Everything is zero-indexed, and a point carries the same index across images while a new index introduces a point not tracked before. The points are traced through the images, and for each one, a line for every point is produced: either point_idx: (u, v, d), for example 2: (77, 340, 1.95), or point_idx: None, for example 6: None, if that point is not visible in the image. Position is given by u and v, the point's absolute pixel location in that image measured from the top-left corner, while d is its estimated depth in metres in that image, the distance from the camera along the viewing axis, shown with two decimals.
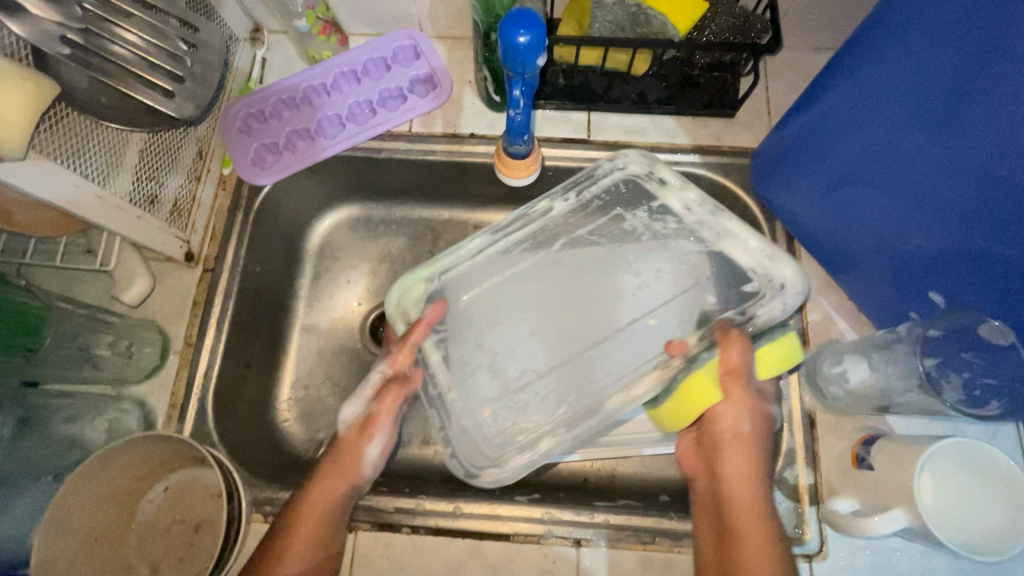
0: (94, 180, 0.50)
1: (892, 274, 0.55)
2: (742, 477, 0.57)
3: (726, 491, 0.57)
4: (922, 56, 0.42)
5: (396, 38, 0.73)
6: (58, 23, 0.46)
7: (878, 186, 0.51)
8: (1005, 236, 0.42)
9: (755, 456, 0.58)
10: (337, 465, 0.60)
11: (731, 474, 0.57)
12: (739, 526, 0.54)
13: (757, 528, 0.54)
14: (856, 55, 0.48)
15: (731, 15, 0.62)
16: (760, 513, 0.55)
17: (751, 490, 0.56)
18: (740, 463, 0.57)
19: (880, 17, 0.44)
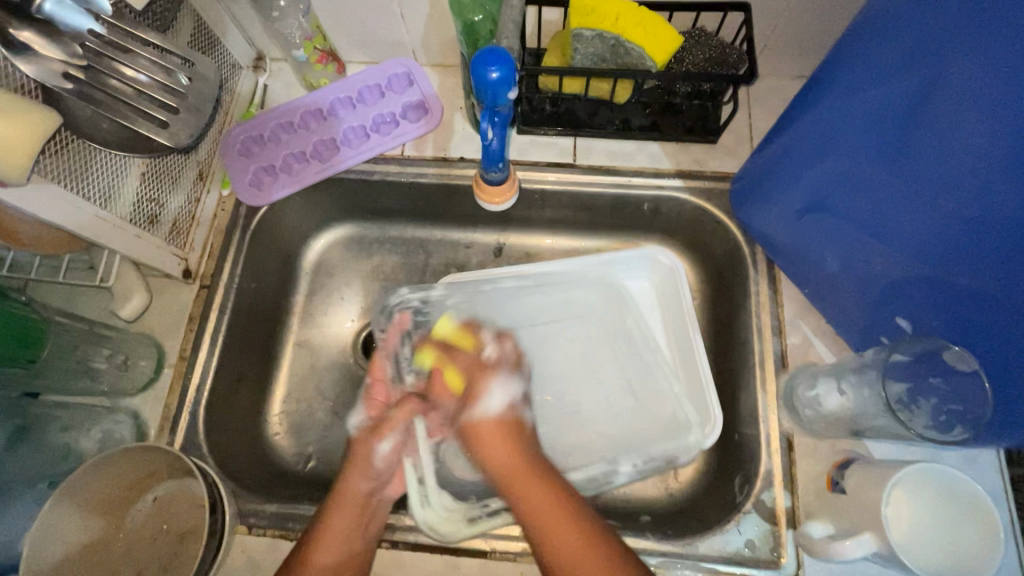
0: (95, 203, 0.54)
1: (861, 299, 0.56)
2: (557, 528, 0.52)
3: (545, 544, 0.52)
4: (873, 91, 0.45)
5: (391, 66, 0.77)
6: (62, 61, 0.47)
7: (843, 215, 0.53)
8: (955, 264, 0.44)
9: (542, 486, 0.56)
10: (338, 505, 0.59)
11: (538, 502, 0.55)
12: (566, 558, 0.51)
13: (583, 549, 0.51)
14: (823, 85, 0.50)
15: (709, 47, 0.64)
16: (558, 501, 0.54)
17: (569, 517, 0.53)
18: (546, 518, 0.53)
19: (842, 53, 0.47)
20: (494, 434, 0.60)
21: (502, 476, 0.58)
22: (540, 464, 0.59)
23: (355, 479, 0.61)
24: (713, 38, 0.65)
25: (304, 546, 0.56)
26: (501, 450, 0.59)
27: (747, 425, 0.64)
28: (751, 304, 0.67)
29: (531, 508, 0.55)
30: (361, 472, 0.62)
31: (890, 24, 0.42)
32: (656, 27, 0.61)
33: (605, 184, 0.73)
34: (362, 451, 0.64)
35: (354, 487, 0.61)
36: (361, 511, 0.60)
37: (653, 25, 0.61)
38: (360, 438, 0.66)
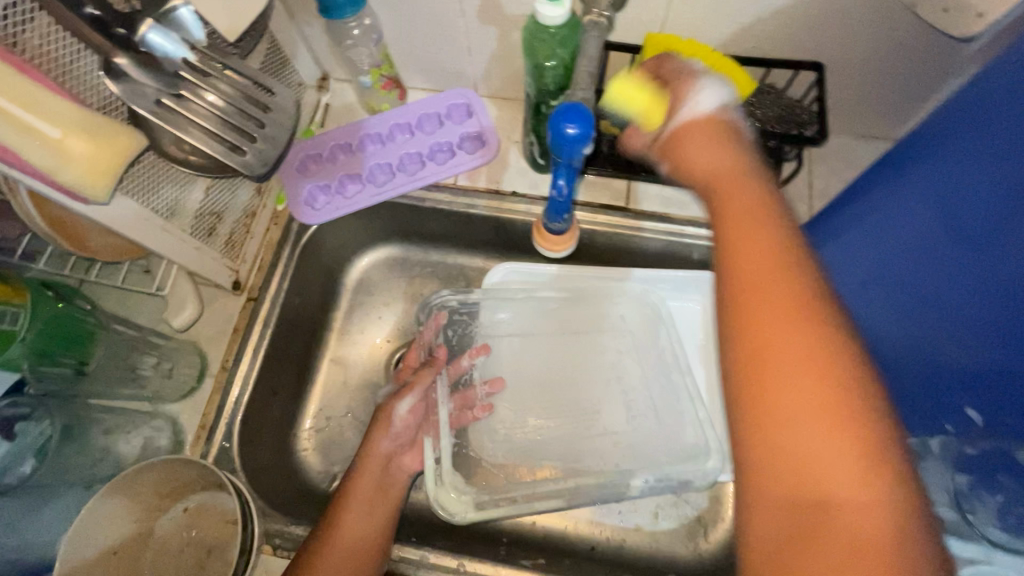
0: (161, 215, 0.55)
1: (925, 382, 0.54)
2: (803, 350, 0.31)
3: (764, 357, 0.32)
4: (963, 178, 0.44)
5: (452, 96, 0.78)
6: (156, 87, 0.45)
7: (911, 296, 0.51)
8: None
9: (807, 338, 0.32)
10: (365, 463, 0.65)
11: (792, 337, 0.32)
12: (757, 359, 0.32)
13: (803, 363, 0.31)
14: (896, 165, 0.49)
15: (778, 105, 0.63)
16: (809, 321, 0.32)
17: (785, 287, 0.33)
18: (794, 333, 0.32)
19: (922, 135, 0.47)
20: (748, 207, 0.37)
21: (704, 181, 0.41)
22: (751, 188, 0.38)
23: (380, 439, 0.67)
24: (781, 95, 0.64)
25: (328, 512, 0.61)
26: (718, 159, 0.42)
27: None
28: None
29: (765, 329, 0.33)
30: (385, 433, 0.67)
31: (983, 118, 0.42)
32: (730, 73, 0.59)
33: (656, 232, 0.72)
34: (385, 410, 0.69)
35: (377, 447, 0.66)
36: (381, 468, 0.66)
37: (725, 70, 0.59)
38: (389, 403, 0.69)
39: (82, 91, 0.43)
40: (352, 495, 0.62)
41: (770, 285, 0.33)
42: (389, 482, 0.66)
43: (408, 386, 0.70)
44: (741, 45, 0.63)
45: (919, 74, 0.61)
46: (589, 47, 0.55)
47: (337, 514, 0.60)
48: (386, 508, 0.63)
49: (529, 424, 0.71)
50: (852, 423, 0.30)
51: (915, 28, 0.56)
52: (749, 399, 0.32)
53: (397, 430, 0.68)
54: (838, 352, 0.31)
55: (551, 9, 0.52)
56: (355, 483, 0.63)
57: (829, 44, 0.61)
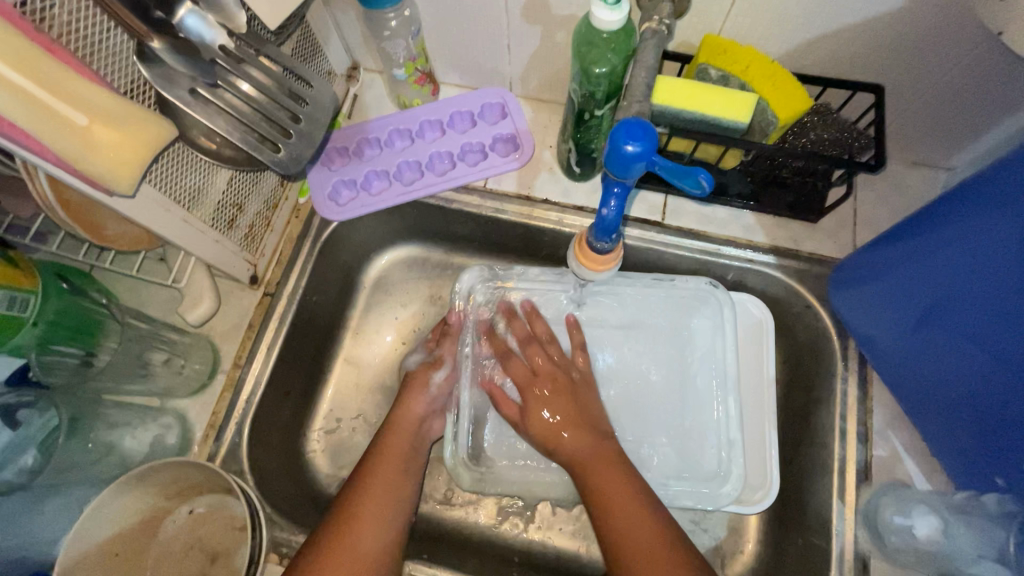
0: (183, 205, 0.52)
1: (980, 434, 0.50)
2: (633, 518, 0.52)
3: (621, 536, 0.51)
4: None
5: (486, 95, 0.75)
6: (188, 75, 0.42)
7: (959, 331, 0.49)
8: None
9: (653, 522, 0.52)
10: (397, 431, 0.65)
11: (620, 497, 0.53)
12: (624, 524, 0.52)
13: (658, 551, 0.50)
14: (967, 204, 0.46)
15: (834, 128, 0.60)
16: (649, 513, 0.52)
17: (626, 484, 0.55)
18: (620, 495, 0.53)
19: (996, 172, 0.44)
20: (559, 385, 0.63)
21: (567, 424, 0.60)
22: (568, 387, 0.62)
23: (414, 403, 0.68)
24: (838, 117, 0.61)
25: (350, 491, 0.58)
26: (595, 431, 0.59)
27: (817, 534, 0.59)
28: (837, 404, 0.62)
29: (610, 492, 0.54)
30: (421, 399, 0.69)
31: None
32: (784, 82, 0.56)
33: (696, 249, 0.69)
34: (417, 377, 0.70)
35: (411, 413, 0.67)
36: (413, 434, 0.66)
37: (782, 80, 0.56)
38: (420, 370, 0.71)
39: (110, 73, 0.40)
40: (375, 468, 0.61)
41: (601, 455, 0.57)
42: (411, 462, 0.64)
43: (438, 359, 0.72)
44: (799, 61, 0.60)
45: (983, 103, 0.58)
46: (646, 57, 0.50)
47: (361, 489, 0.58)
48: (405, 496, 0.61)
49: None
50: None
51: (987, 54, 0.53)
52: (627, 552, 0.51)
53: (430, 397, 0.69)
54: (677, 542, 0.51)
55: (608, 13, 0.49)
56: (380, 464, 0.61)
57: (892, 66, 0.58)
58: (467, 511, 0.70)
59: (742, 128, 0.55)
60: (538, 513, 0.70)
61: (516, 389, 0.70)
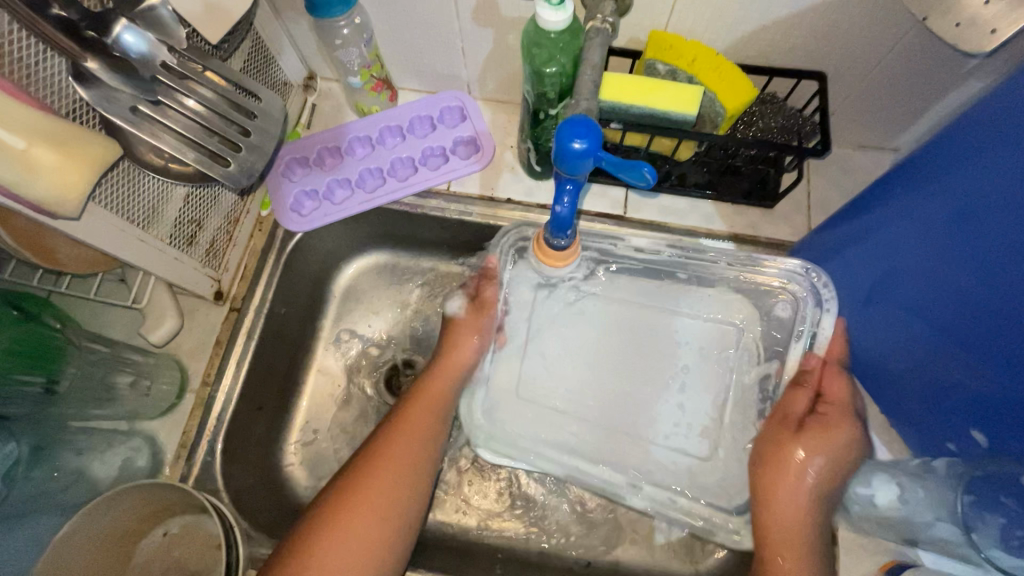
0: (138, 224, 0.51)
1: (929, 402, 0.53)
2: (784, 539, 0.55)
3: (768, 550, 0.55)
4: (963, 198, 0.43)
5: (445, 99, 0.75)
6: (131, 93, 0.42)
7: (903, 305, 0.52)
8: None
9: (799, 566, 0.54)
10: (443, 373, 0.66)
11: (786, 517, 0.56)
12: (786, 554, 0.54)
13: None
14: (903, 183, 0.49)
15: (780, 117, 0.62)
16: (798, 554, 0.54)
17: (803, 520, 0.56)
18: (788, 518, 0.56)
19: (923, 153, 0.47)
20: (835, 448, 0.58)
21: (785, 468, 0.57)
22: (841, 455, 0.58)
23: (467, 336, 0.68)
24: (783, 105, 0.63)
25: (371, 448, 0.59)
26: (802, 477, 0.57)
27: None
28: None
29: (777, 509, 0.56)
30: (473, 332, 0.69)
31: (988, 143, 0.41)
32: (730, 74, 0.57)
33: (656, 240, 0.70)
34: (473, 312, 0.70)
35: (461, 359, 0.67)
36: (456, 380, 0.66)
37: (727, 72, 0.57)
38: (467, 316, 0.70)
39: (49, 96, 0.39)
40: (399, 433, 0.61)
41: (780, 493, 0.57)
42: (441, 414, 0.64)
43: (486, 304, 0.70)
44: (743, 53, 0.62)
45: (920, 85, 0.60)
46: (592, 56, 0.51)
47: (375, 457, 0.58)
48: (429, 461, 0.61)
49: (562, 402, 0.67)
50: None
51: (918, 39, 0.56)
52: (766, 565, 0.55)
53: (477, 344, 0.68)
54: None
55: (553, 13, 0.50)
56: (405, 424, 0.61)
57: (832, 54, 0.60)
58: (448, 512, 0.71)
59: (691, 121, 0.57)
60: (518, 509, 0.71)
61: (540, 354, 0.69)
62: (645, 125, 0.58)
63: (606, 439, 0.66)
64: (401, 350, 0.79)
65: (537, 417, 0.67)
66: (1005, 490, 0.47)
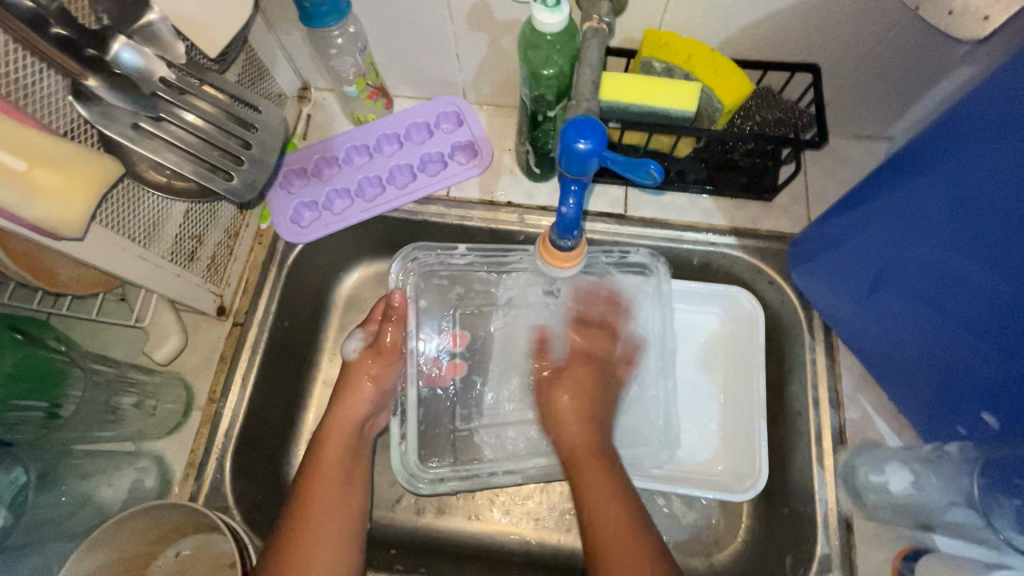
0: (139, 242, 0.51)
1: (941, 388, 0.53)
2: (603, 498, 0.56)
3: (593, 525, 0.54)
4: (964, 190, 0.43)
5: (440, 104, 0.75)
6: (130, 110, 0.41)
7: (910, 295, 0.52)
8: None
9: (617, 508, 0.55)
10: (353, 383, 0.67)
11: (602, 489, 0.56)
12: (596, 504, 0.56)
13: (637, 534, 0.52)
14: (897, 177, 0.49)
15: (777, 110, 0.62)
16: (613, 486, 0.57)
17: (611, 484, 0.57)
18: (595, 481, 0.57)
19: (915, 147, 0.47)
20: (585, 382, 0.68)
21: (572, 437, 0.63)
22: (591, 388, 0.67)
23: (382, 348, 0.68)
24: (779, 99, 0.63)
25: (292, 515, 0.57)
26: (602, 442, 0.62)
27: (800, 500, 0.61)
28: (807, 374, 0.64)
29: (591, 485, 0.57)
30: (390, 363, 0.68)
31: (982, 136, 0.41)
32: (726, 69, 0.58)
33: (657, 237, 0.70)
34: (376, 349, 0.68)
35: (353, 413, 0.65)
36: (354, 435, 0.64)
37: (722, 66, 0.58)
38: (361, 358, 0.68)
39: (47, 114, 0.39)
40: (319, 457, 0.61)
41: (608, 456, 0.60)
42: (350, 468, 0.62)
43: (381, 343, 0.68)
44: (738, 47, 0.62)
45: (915, 72, 0.61)
46: (590, 56, 0.51)
47: (306, 483, 0.59)
48: (356, 503, 0.61)
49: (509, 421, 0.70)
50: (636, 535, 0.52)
51: (909, 29, 0.56)
52: (607, 528, 0.54)
53: (371, 395, 0.67)
54: (639, 526, 0.53)
55: (549, 15, 0.50)
56: (318, 484, 0.59)
57: (825, 46, 0.60)
58: (460, 519, 0.70)
59: (689, 117, 0.57)
60: (530, 514, 0.70)
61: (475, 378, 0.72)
62: (645, 122, 0.58)
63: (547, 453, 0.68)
64: None
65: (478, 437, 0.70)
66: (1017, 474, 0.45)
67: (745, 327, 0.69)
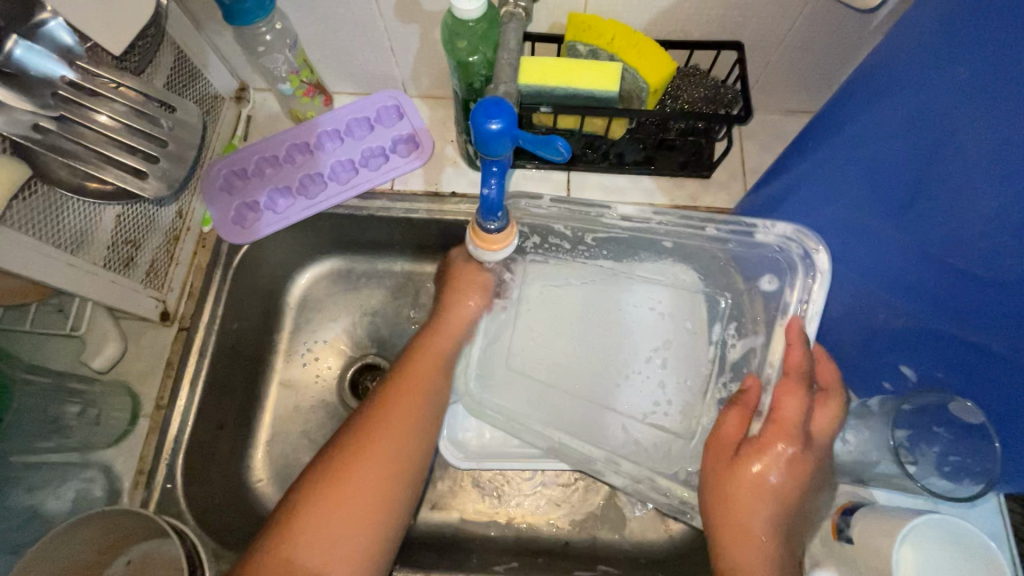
0: (66, 249, 0.50)
1: (862, 344, 0.55)
2: (745, 502, 0.49)
3: (711, 507, 0.51)
4: (871, 142, 0.46)
5: (380, 99, 0.75)
6: (32, 112, 0.44)
7: (833, 252, 0.54)
8: (962, 322, 0.43)
9: (768, 512, 0.49)
10: (450, 313, 0.65)
11: (741, 501, 0.49)
12: (747, 514, 0.49)
13: (763, 534, 0.48)
14: (827, 129, 0.51)
15: (704, 87, 0.64)
16: (766, 502, 0.49)
17: (762, 505, 0.49)
18: (758, 474, 0.50)
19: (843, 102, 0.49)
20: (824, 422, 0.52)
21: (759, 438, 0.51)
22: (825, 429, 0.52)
23: (474, 276, 0.66)
24: (706, 77, 0.65)
25: (370, 407, 0.57)
26: (804, 468, 0.50)
27: None
28: None
29: (735, 492, 0.50)
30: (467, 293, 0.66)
31: (899, 86, 0.43)
32: (649, 49, 0.59)
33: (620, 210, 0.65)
34: (466, 275, 0.66)
35: (456, 328, 0.65)
36: (452, 343, 0.64)
37: (646, 48, 0.59)
38: (456, 283, 0.66)
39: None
40: (404, 380, 0.58)
41: (766, 447, 0.50)
42: (446, 384, 0.61)
43: (471, 276, 0.66)
44: (663, 28, 0.63)
45: (834, 45, 0.63)
46: (508, 39, 0.52)
47: (384, 392, 0.58)
48: (429, 421, 0.58)
49: (542, 366, 0.66)
50: (757, 541, 0.48)
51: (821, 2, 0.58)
52: (718, 517, 0.50)
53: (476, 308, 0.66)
54: (765, 541, 0.48)
55: (466, 2, 0.50)
56: (409, 385, 0.58)
57: (747, 23, 0.62)
58: (424, 510, 0.70)
59: (615, 97, 0.58)
60: (493, 500, 0.71)
61: (528, 315, 0.68)
62: (574, 104, 0.58)
63: (573, 414, 0.64)
64: (368, 355, 0.78)
65: (505, 387, 0.66)
66: (937, 423, 0.50)
67: (690, 307, 0.66)
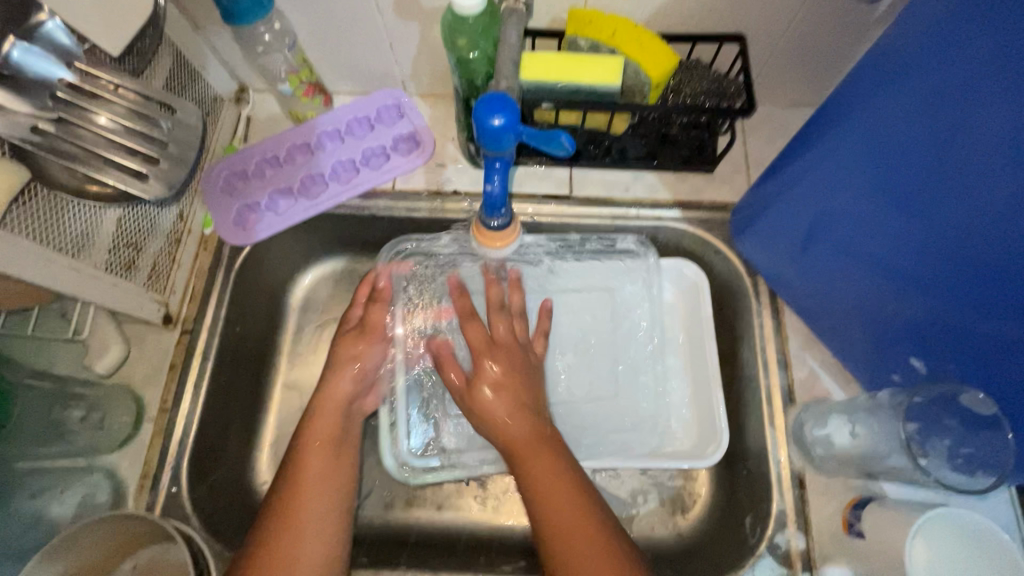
0: (68, 253, 0.49)
1: (872, 337, 0.55)
2: (557, 503, 0.54)
3: (551, 531, 0.53)
4: (875, 136, 0.45)
5: (381, 98, 0.74)
6: (31, 115, 0.44)
7: (840, 247, 0.53)
8: (993, 319, 0.42)
9: (578, 512, 0.53)
10: (338, 371, 0.66)
11: (563, 497, 0.54)
12: (556, 512, 0.54)
13: (597, 532, 0.52)
14: (826, 124, 0.50)
15: (706, 80, 0.63)
16: (567, 484, 0.55)
17: (569, 499, 0.54)
18: (548, 484, 0.55)
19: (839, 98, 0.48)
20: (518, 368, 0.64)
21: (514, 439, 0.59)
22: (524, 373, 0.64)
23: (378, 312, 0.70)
24: (708, 70, 0.64)
25: (286, 484, 0.58)
26: (558, 466, 0.56)
27: (755, 462, 0.62)
28: (756, 338, 0.66)
29: (553, 492, 0.54)
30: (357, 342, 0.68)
31: (895, 78, 0.42)
32: (650, 43, 0.58)
33: (603, 216, 0.71)
34: (371, 322, 0.69)
35: (338, 393, 0.65)
36: (341, 415, 0.64)
37: (648, 42, 0.58)
38: (347, 340, 0.68)
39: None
40: (303, 446, 0.61)
41: (549, 455, 0.57)
42: (346, 436, 0.64)
43: (369, 328, 0.69)
44: (665, 22, 0.63)
45: (837, 35, 0.62)
46: (509, 35, 0.52)
47: (296, 462, 0.59)
48: (346, 471, 0.61)
49: None
50: (601, 537, 0.52)
51: None
52: (559, 539, 0.52)
53: (357, 375, 0.67)
54: (614, 535, 0.52)
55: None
56: (317, 441, 0.61)
57: (749, 15, 0.61)
58: (431, 510, 0.70)
59: (616, 92, 0.57)
60: (499, 500, 0.70)
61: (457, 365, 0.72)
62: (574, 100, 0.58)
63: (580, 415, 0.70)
64: None
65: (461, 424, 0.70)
66: (947, 414, 0.50)
67: (693, 297, 0.71)
